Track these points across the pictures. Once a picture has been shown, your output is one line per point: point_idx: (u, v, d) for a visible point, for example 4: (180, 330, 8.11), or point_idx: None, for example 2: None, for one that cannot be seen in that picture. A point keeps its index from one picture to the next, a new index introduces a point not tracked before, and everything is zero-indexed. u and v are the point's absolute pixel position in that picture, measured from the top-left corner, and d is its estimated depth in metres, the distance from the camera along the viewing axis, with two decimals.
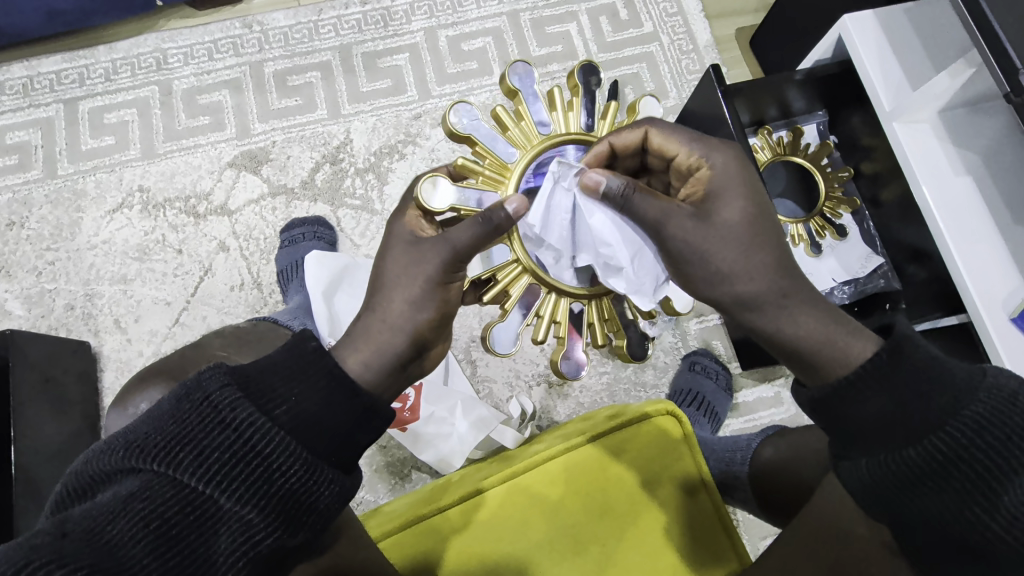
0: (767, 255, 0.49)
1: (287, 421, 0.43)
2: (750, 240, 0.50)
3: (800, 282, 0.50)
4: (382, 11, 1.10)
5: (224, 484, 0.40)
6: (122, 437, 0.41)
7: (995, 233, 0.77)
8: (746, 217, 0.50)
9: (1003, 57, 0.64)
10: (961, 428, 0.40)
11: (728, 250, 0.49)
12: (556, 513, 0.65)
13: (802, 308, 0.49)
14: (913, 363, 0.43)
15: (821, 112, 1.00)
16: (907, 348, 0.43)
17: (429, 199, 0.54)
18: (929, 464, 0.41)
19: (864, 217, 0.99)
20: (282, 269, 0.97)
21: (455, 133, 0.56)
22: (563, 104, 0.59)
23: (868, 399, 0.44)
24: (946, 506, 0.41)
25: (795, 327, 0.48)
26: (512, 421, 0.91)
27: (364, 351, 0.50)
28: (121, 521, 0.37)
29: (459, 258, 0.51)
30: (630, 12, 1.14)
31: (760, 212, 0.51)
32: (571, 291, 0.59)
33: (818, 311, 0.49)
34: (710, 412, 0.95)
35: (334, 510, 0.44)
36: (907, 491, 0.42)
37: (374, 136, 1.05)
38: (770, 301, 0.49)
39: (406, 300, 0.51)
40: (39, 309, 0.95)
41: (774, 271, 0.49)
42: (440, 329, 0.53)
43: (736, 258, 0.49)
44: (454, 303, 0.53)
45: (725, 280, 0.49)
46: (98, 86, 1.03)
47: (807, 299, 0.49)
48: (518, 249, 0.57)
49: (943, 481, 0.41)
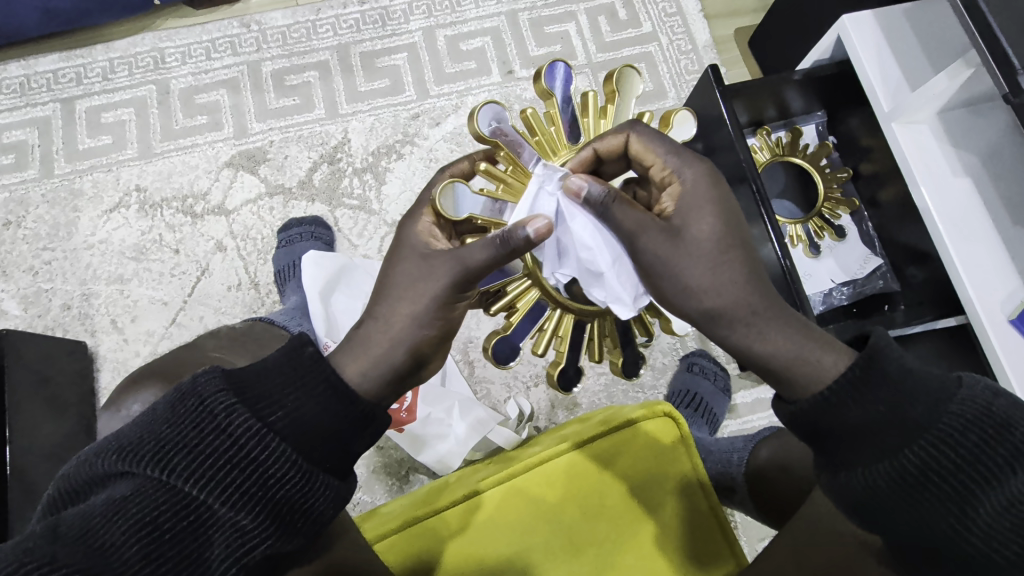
0: (737, 274, 0.48)
1: (284, 427, 0.42)
2: (720, 255, 0.49)
3: (774, 299, 0.49)
4: (380, 11, 1.09)
5: (218, 489, 0.39)
6: (116, 440, 0.41)
7: (991, 234, 0.77)
8: (716, 232, 0.50)
9: (1001, 58, 0.64)
10: (935, 440, 0.40)
11: (698, 263, 0.49)
12: (552, 516, 0.64)
13: (773, 324, 0.47)
14: (884, 375, 0.42)
15: (819, 112, 1.00)
16: (884, 360, 0.42)
17: (446, 206, 0.54)
18: (906, 478, 0.41)
19: (863, 217, 0.98)
20: (279, 269, 0.97)
21: (482, 136, 0.56)
22: (596, 111, 0.59)
23: (843, 416, 0.43)
24: (927, 518, 0.41)
25: (764, 342, 0.47)
26: (510, 423, 0.90)
27: (362, 361, 0.49)
28: (114, 525, 0.36)
29: (468, 277, 0.51)
30: (629, 12, 1.14)
31: (732, 227, 0.50)
32: (576, 308, 0.60)
33: (790, 328, 0.47)
34: (709, 413, 0.94)
35: (327, 517, 0.44)
36: (886, 506, 0.42)
37: (372, 135, 1.05)
38: (731, 324, 0.48)
39: (410, 314, 0.50)
40: (35, 309, 0.95)
41: (745, 286, 0.48)
42: (442, 343, 0.53)
43: (704, 272, 0.48)
44: (456, 317, 0.53)
45: (692, 296, 0.49)
46: (95, 85, 1.03)
47: (778, 317, 0.48)
48: (530, 262, 0.58)
49: (919, 491, 0.41)
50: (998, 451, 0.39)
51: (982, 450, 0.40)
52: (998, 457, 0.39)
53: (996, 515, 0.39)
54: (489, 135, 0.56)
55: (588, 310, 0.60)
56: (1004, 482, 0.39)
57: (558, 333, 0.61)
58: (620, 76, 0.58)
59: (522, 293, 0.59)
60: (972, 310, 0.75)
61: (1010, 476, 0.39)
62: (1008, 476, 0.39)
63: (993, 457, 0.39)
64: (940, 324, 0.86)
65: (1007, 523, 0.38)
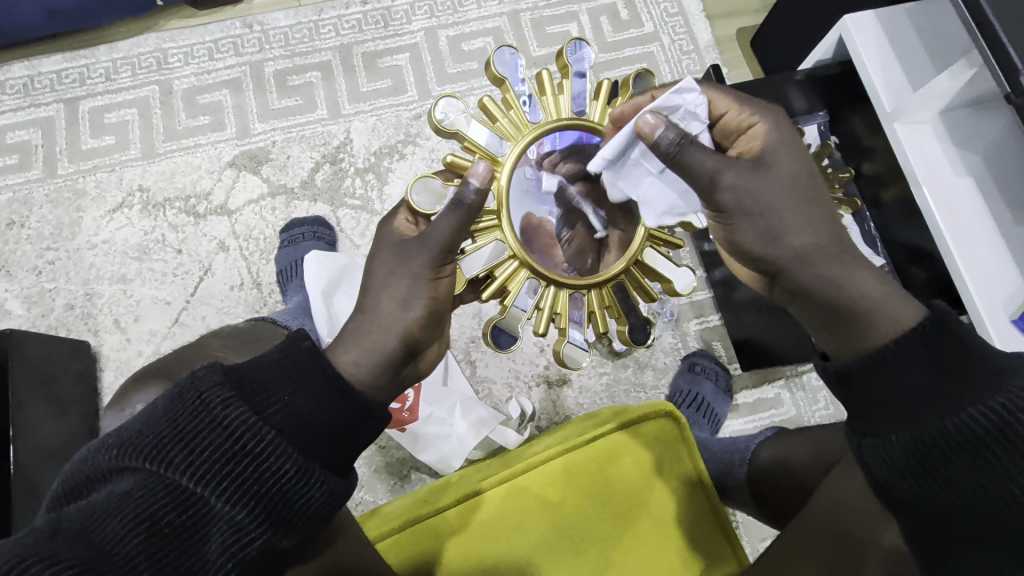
0: (812, 223, 0.49)
1: (280, 420, 0.43)
2: (800, 204, 0.50)
3: (843, 244, 0.50)
4: (382, 11, 1.10)
5: (215, 483, 0.39)
6: (116, 435, 0.41)
7: (995, 232, 0.77)
8: (791, 181, 0.50)
9: (1002, 57, 0.64)
10: (994, 409, 0.39)
11: (778, 218, 0.49)
12: (552, 512, 0.65)
13: (845, 267, 0.49)
14: (944, 339, 0.42)
15: (821, 112, 0.98)
16: (946, 326, 0.42)
17: (419, 202, 0.54)
18: (955, 439, 0.40)
19: (865, 218, 0.96)
20: (281, 268, 0.97)
21: (442, 130, 0.55)
22: (553, 88, 0.57)
23: (896, 373, 0.43)
24: (970, 485, 0.40)
25: (839, 286, 0.48)
26: (512, 422, 0.92)
27: (356, 350, 0.50)
28: (113, 519, 0.36)
29: (442, 250, 0.51)
30: (631, 12, 1.14)
31: (801, 172, 0.51)
32: (568, 281, 0.56)
33: (863, 271, 0.49)
34: (710, 414, 0.94)
35: (325, 513, 0.44)
36: (925, 472, 0.41)
37: (374, 135, 1.05)
38: (820, 271, 0.49)
39: (395, 299, 0.51)
40: (39, 309, 0.95)
41: (821, 233, 0.49)
42: (433, 328, 0.53)
43: (785, 223, 0.49)
44: (445, 297, 0.53)
45: (778, 240, 0.49)
46: (99, 86, 1.04)
47: (850, 261, 0.49)
48: (515, 245, 0.55)
49: (961, 460, 0.40)
50: None
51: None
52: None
53: None
54: (445, 125, 0.55)
55: (583, 283, 0.57)
56: None
57: (556, 311, 0.58)
58: (567, 51, 0.58)
59: (514, 272, 0.56)
60: (973, 304, 0.75)
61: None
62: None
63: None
64: None
65: None
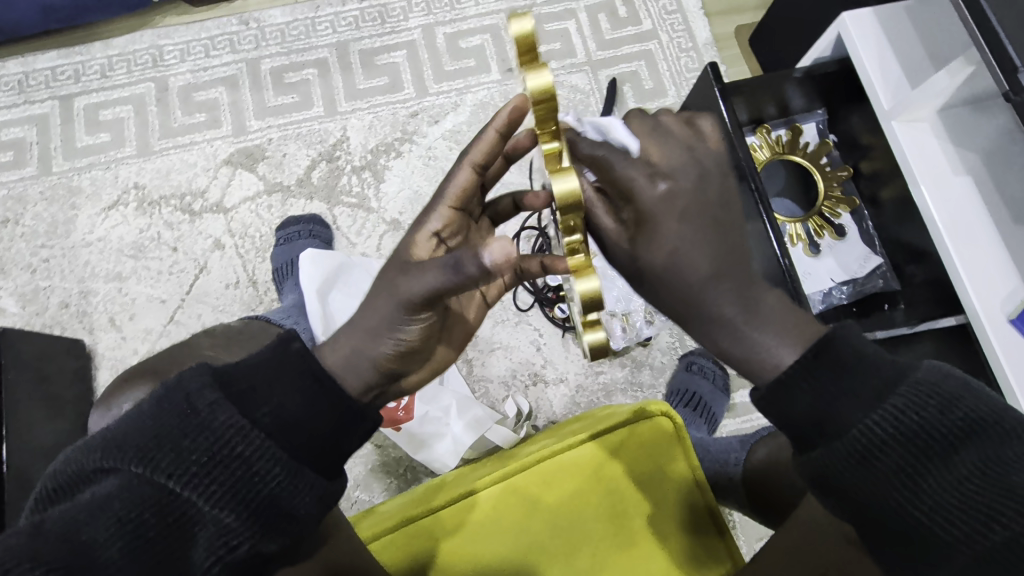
0: (706, 285, 0.42)
1: (270, 422, 0.42)
2: (688, 268, 0.41)
3: (745, 278, 0.42)
4: (380, 8, 1.09)
5: (200, 486, 0.39)
6: (103, 435, 0.41)
7: (990, 231, 0.76)
8: (682, 238, 0.41)
9: (1002, 56, 0.64)
10: (885, 421, 0.38)
11: (664, 288, 0.43)
12: (536, 511, 0.64)
13: (738, 302, 0.42)
14: (844, 359, 0.40)
15: (820, 111, 1.00)
16: (840, 344, 0.40)
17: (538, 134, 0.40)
18: (867, 450, 0.39)
19: (864, 216, 0.98)
20: (277, 266, 0.96)
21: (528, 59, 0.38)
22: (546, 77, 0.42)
23: (797, 400, 0.41)
24: (875, 494, 0.39)
25: (735, 347, 0.43)
26: (508, 421, 0.91)
27: (342, 352, 0.47)
28: (98, 522, 0.37)
29: (415, 305, 0.44)
30: (629, 9, 1.13)
31: (699, 221, 0.41)
32: None
33: (749, 316, 0.42)
34: (708, 413, 0.93)
35: (315, 516, 0.43)
36: (839, 488, 0.40)
37: (371, 133, 1.05)
38: (717, 334, 0.43)
39: (367, 330, 0.46)
40: (33, 306, 0.95)
41: (716, 291, 0.42)
42: (409, 360, 0.48)
43: (670, 290, 0.42)
44: (420, 338, 0.47)
45: (668, 300, 0.43)
46: (93, 83, 1.03)
47: (763, 312, 0.42)
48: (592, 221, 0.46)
49: (892, 471, 0.38)
50: (946, 431, 0.38)
51: (927, 428, 0.38)
52: (949, 431, 0.38)
53: (940, 492, 0.38)
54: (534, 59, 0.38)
55: None
56: (953, 460, 0.38)
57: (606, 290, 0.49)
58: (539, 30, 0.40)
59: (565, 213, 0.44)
60: (971, 305, 0.74)
61: (959, 455, 0.38)
62: (959, 455, 0.38)
63: (942, 439, 0.38)
64: (940, 323, 0.85)
65: (951, 499, 0.37)
